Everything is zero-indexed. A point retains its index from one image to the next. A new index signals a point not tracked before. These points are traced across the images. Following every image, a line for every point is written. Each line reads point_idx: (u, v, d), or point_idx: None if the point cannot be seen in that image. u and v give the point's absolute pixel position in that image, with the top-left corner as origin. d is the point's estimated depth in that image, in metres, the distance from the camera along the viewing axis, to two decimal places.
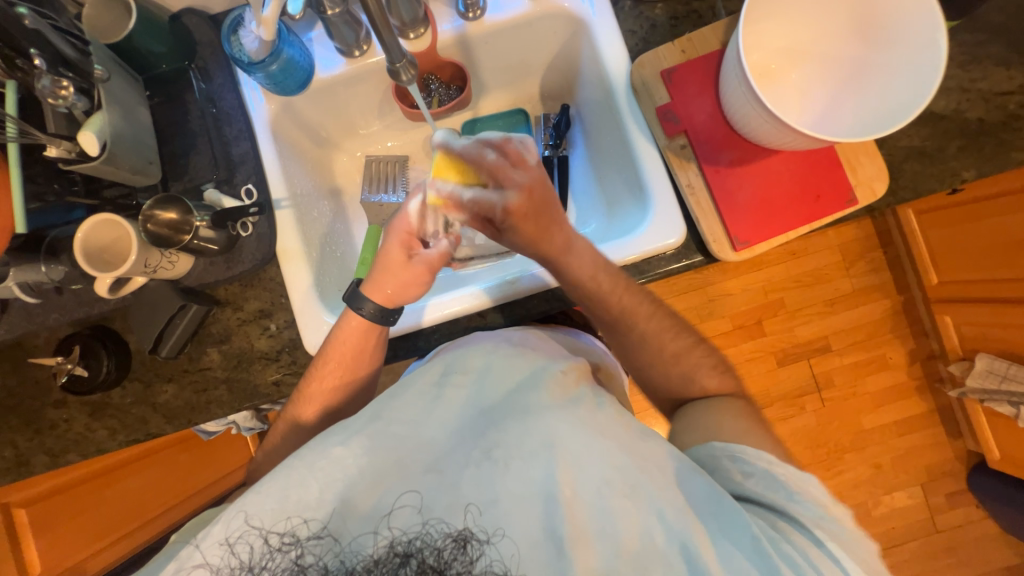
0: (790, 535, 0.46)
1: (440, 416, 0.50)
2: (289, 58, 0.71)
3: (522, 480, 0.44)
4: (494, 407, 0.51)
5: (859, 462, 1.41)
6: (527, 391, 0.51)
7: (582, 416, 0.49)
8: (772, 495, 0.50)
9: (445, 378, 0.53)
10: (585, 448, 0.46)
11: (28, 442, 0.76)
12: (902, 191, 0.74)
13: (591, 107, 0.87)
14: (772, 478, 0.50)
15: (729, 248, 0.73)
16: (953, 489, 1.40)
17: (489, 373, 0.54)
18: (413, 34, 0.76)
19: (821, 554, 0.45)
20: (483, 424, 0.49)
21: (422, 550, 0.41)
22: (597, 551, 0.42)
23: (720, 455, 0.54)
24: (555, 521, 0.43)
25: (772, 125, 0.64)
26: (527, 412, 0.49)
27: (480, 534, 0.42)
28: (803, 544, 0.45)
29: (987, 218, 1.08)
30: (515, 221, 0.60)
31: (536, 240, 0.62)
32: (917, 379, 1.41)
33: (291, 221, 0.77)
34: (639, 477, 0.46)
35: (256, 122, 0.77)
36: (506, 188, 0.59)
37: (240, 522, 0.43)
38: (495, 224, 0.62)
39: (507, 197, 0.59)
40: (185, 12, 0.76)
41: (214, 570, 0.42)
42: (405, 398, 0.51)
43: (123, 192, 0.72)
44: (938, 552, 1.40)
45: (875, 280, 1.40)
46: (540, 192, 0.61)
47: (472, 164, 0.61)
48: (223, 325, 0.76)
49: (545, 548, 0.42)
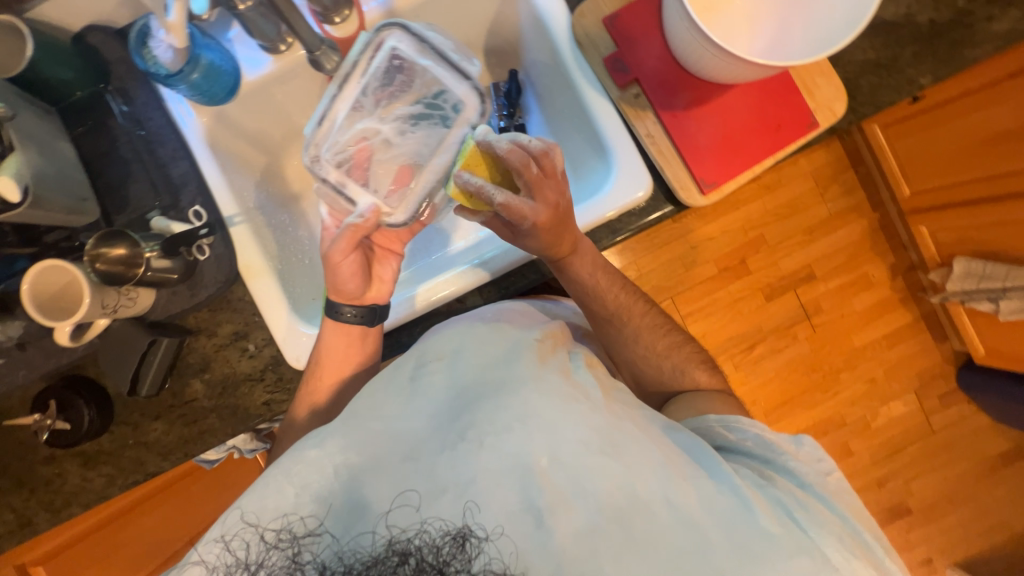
0: (778, 480, 0.53)
1: (418, 404, 0.49)
2: (209, 63, 0.67)
3: (498, 453, 0.44)
4: (469, 386, 0.49)
5: (855, 379, 1.45)
6: (504, 366, 0.51)
7: (555, 384, 0.48)
8: (763, 452, 0.57)
9: (419, 367, 0.52)
10: (559, 414, 0.46)
11: (26, 502, 0.74)
12: (860, 108, 0.73)
13: (538, 69, 0.84)
14: (761, 436, 0.57)
15: (697, 192, 0.72)
16: (945, 390, 1.46)
17: (461, 355, 0.53)
18: (338, 18, 0.69)
19: (804, 492, 0.52)
20: (458, 406, 0.48)
21: (421, 549, 0.40)
22: (577, 511, 0.43)
23: (715, 424, 0.60)
24: (532, 491, 0.43)
25: (719, 58, 0.62)
26: (502, 387, 0.48)
27: (479, 531, 0.41)
28: (788, 487, 0.52)
29: (952, 121, 1.08)
30: (538, 233, 0.59)
31: (549, 248, 0.63)
32: (901, 291, 1.44)
33: (248, 236, 0.72)
34: (616, 433, 0.46)
35: (190, 139, 0.72)
36: (539, 204, 0.57)
37: (235, 519, 0.43)
38: (513, 228, 0.61)
39: (537, 211, 0.57)
40: (88, 29, 0.70)
41: (210, 567, 0.41)
42: (382, 393, 0.51)
43: (64, 234, 0.69)
44: (936, 451, 1.47)
45: (851, 201, 1.41)
46: (564, 213, 0.60)
47: (512, 169, 0.57)
48: (200, 353, 0.74)
49: (525, 519, 0.42)
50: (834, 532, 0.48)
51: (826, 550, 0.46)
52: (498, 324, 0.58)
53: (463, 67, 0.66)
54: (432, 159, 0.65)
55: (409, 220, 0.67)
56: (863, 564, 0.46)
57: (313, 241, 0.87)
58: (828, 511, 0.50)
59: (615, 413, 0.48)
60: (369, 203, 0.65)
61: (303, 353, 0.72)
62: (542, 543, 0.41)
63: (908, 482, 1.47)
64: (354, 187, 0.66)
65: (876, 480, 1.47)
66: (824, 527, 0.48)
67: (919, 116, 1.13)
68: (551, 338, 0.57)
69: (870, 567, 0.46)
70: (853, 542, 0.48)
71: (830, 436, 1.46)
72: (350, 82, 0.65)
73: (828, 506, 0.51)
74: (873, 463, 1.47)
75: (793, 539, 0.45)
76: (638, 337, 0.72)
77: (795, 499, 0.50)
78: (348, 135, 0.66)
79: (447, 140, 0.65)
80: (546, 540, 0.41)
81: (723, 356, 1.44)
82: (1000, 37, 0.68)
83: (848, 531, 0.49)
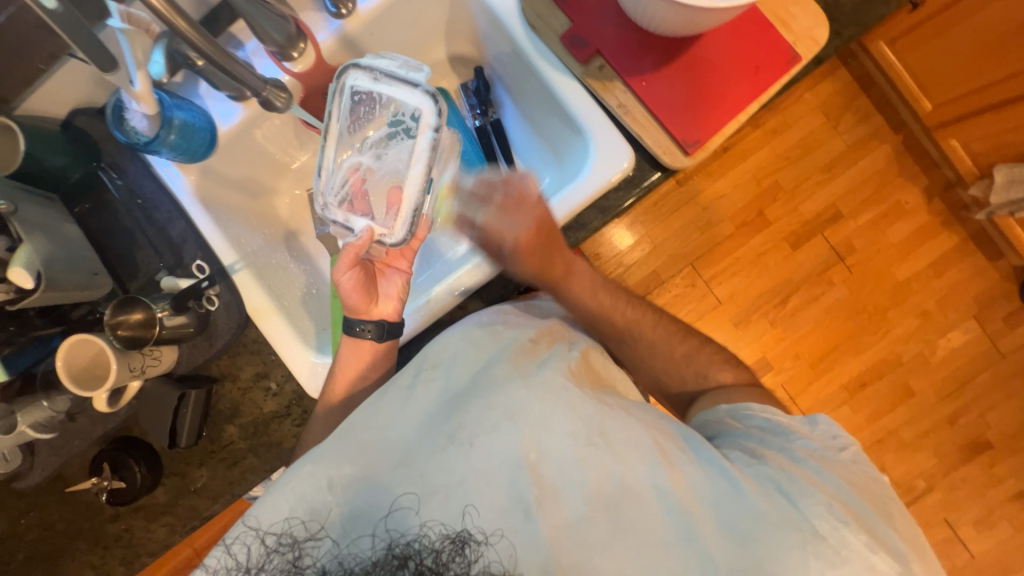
0: (769, 455, 0.50)
1: (412, 414, 0.50)
2: (183, 122, 0.69)
3: (488, 451, 0.45)
4: (460, 392, 0.51)
5: (903, 314, 1.36)
6: (492, 366, 0.52)
7: (544, 379, 0.50)
8: (767, 433, 0.54)
9: (415, 375, 0.53)
10: (546, 409, 0.48)
11: (104, 558, 0.80)
12: (846, 29, 0.68)
13: (502, 61, 0.82)
14: (769, 420, 0.56)
15: (682, 154, 0.69)
16: (1009, 310, 1.34)
17: (454, 361, 0.54)
18: (296, 53, 0.69)
19: (800, 468, 0.49)
20: (449, 409, 0.50)
21: (420, 551, 0.40)
22: (567, 502, 0.44)
23: (725, 416, 0.59)
24: (521, 485, 0.44)
25: (676, 11, 0.59)
26: (490, 387, 0.50)
27: (478, 535, 0.42)
28: (781, 461, 0.50)
29: (962, 22, 1.00)
30: (522, 253, 0.64)
31: (542, 273, 0.65)
32: (941, 213, 1.34)
33: (251, 281, 0.75)
34: (605, 422, 0.48)
35: (181, 197, 0.75)
36: (518, 219, 0.63)
37: (239, 524, 0.45)
38: (500, 253, 0.66)
39: (517, 229, 0.63)
40: (73, 114, 0.74)
41: (212, 570, 0.43)
42: (379, 405, 0.52)
43: (87, 309, 0.74)
44: (1010, 376, 1.36)
45: (866, 129, 1.32)
46: (546, 226, 0.64)
47: (479, 200, 0.67)
48: (229, 399, 0.78)
49: (514, 514, 0.43)
50: (825, 500, 0.45)
51: (815, 523, 0.44)
52: (493, 328, 0.57)
53: (411, 77, 0.65)
54: (409, 172, 0.65)
55: (406, 237, 0.67)
56: (854, 533, 0.44)
57: (314, 273, 0.89)
58: (821, 482, 0.48)
59: (606, 404, 0.50)
60: (365, 226, 0.67)
61: (320, 382, 0.74)
62: (533, 537, 0.42)
63: (984, 415, 1.36)
64: (355, 219, 0.67)
65: (946, 418, 1.37)
66: (814, 497, 0.46)
67: (931, 21, 1.05)
68: (546, 336, 0.58)
69: (864, 534, 0.44)
70: (844, 509, 0.45)
71: (886, 379, 1.38)
72: (330, 124, 0.66)
73: (821, 478, 0.48)
74: (940, 399, 1.37)
75: (778, 512, 0.45)
76: (649, 311, 0.69)
77: (784, 474, 0.48)
78: (340, 174, 0.68)
79: (416, 151, 0.65)
80: (536, 533, 0.42)
81: (756, 314, 1.37)
82: None
83: (837, 496, 0.46)
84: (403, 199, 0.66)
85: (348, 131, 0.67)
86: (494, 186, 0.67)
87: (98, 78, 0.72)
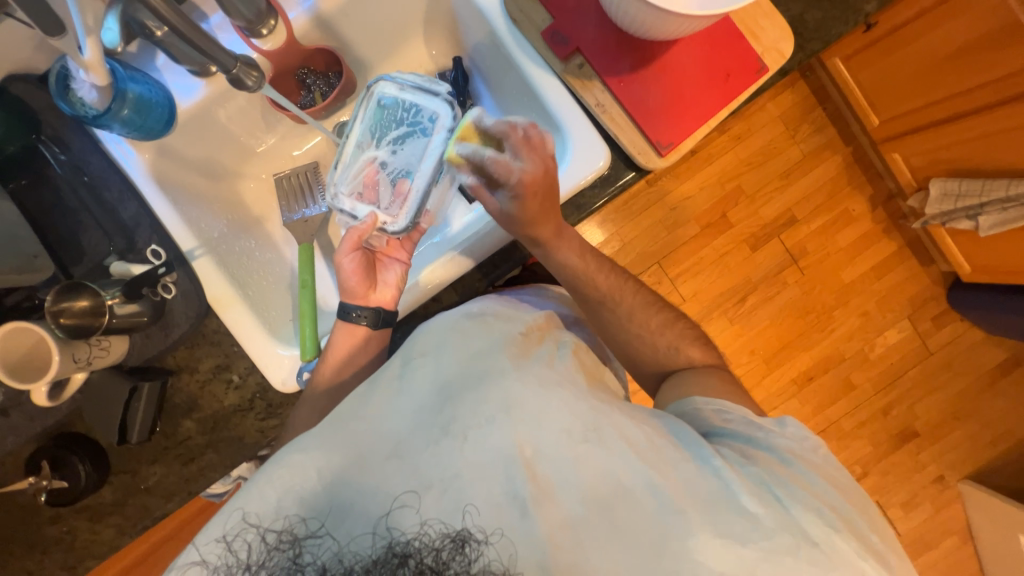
0: (757, 457, 0.54)
1: (403, 408, 0.50)
2: (138, 96, 0.65)
3: (483, 448, 0.46)
4: (452, 382, 0.51)
5: (848, 315, 1.47)
6: (485, 359, 0.53)
7: (537, 374, 0.51)
8: (750, 432, 0.57)
9: (406, 367, 0.53)
10: (540, 405, 0.48)
11: (40, 564, 0.75)
12: (809, 44, 0.72)
13: (481, 52, 0.81)
14: (747, 416, 0.58)
15: (656, 154, 0.71)
16: (937, 311, 1.47)
17: (445, 353, 0.54)
18: (266, 30, 0.65)
19: (789, 471, 0.53)
20: (442, 401, 0.50)
21: (419, 550, 0.41)
22: (562, 500, 0.45)
23: (703, 407, 0.60)
24: (516, 482, 0.45)
25: (655, 16, 0.60)
26: (484, 381, 0.50)
27: (478, 534, 0.43)
28: (768, 462, 0.53)
29: (909, 45, 1.07)
30: (521, 198, 0.59)
31: (537, 222, 0.62)
32: (883, 221, 1.45)
33: (212, 267, 0.72)
34: (600, 422, 0.49)
35: (135, 178, 0.71)
36: (526, 160, 0.58)
37: (237, 519, 0.44)
38: (495, 192, 0.61)
39: (524, 165, 0.58)
40: (9, 80, 0.67)
41: (211, 567, 0.42)
42: (368, 397, 0.52)
43: (23, 295, 0.67)
44: (936, 371, 1.49)
45: (822, 140, 1.40)
46: (547, 181, 0.60)
47: (500, 134, 0.61)
48: (185, 393, 0.74)
49: (511, 511, 0.44)
50: (815, 507, 0.49)
51: (802, 523, 0.48)
52: (482, 318, 0.58)
53: (431, 87, 0.71)
54: (420, 166, 0.70)
55: (410, 225, 0.70)
56: (843, 538, 0.47)
57: (282, 263, 0.86)
58: (803, 482, 0.52)
59: (598, 401, 0.51)
60: (369, 213, 0.70)
61: (287, 375, 0.71)
62: (529, 534, 0.43)
63: (913, 406, 1.49)
64: (360, 207, 0.71)
65: (881, 409, 1.49)
66: (802, 502, 0.49)
67: (880, 42, 1.12)
68: (536, 330, 0.60)
69: (852, 540, 0.48)
70: (830, 512, 0.49)
71: (831, 374, 1.48)
72: (353, 126, 0.73)
73: (808, 480, 0.52)
74: (876, 393, 1.49)
75: (773, 516, 0.47)
76: (622, 305, 0.71)
77: (773, 475, 0.51)
78: (355, 167, 0.72)
79: (429, 146, 0.70)
80: (532, 530, 0.43)
81: (717, 312, 1.44)
82: None
83: (827, 504, 0.50)
84: (410, 189, 0.70)
85: (366, 130, 0.73)
86: (516, 123, 0.60)
87: (40, 42, 0.66)
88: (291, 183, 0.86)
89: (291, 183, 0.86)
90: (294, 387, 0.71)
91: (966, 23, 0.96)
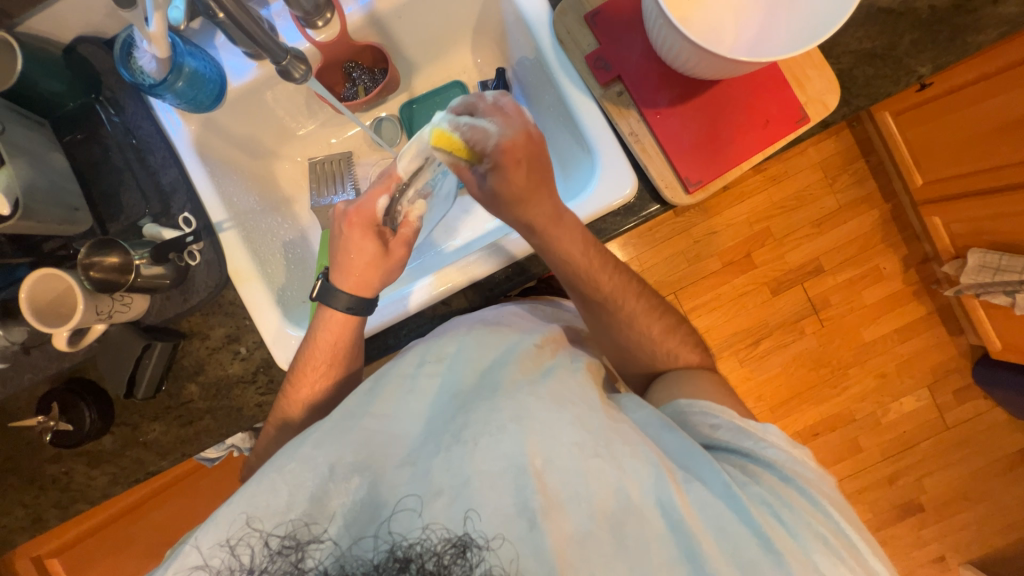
0: (761, 475, 0.52)
1: (414, 408, 0.54)
2: (193, 71, 0.68)
3: (494, 454, 0.47)
4: (464, 392, 0.54)
5: (864, 374, 1.42)
6: (496, 370, 0.55)
7: (549, 388, 0.52)
8: (742, 444, 0.55)
9: (420, 367, 0.57)
10: (553, 418, 0.49)
11: (36, 499, 0.78)
12: (856, 99, 0.70)
13: (525, 68, 0.82)
14: (735, 422, 0.56)
15: (682, 191, 0.70)
16: (960, 385, 1.41)
17: (459, 359, 0.57)
18: (321, 21, 0.70)
19: (801, 498, 0.50)
20: (454, 409, 0.52)
21: (421, 555, 0.43)
22: (571, 515, 0.46)
23: (687, 411, 0.59)
24: (527, 493, 0.45)
25: (699, 56, 0.60)
26: (496, 390, 0.52)
27: (479, 539, 0.44)
28: (772, 482, 0.51)
29: (967, 107, 1.03)
30: (507, 154, 0.58)
31: (529, 193, 0.60)
32: (914, 284, 1.39)
33: (237, 242, 0.74)
34: (611, 438, 0.49)
35: (179, 145, 0.73)
36: (501, 124, 0.59)
37: (241, 523, 0.45)
38: (481, 154, 0.59)
39: (503, 131, 0.58)
40: (78, 41, 0.72)
41: (213, 571, 0.43)
42: (380, 393, 0.55)
43: (60, 243, 0.71)
44: (951, 446, 1.42)
45: (862, 192, 1.36)
46: (524, 144, 0.59)
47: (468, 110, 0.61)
48: (194, 357, 0.76)
49: (519, 522, 0.44)
50: (820, 531, 0.48)
51: (814, 558, 0.46)
52: (497, 328, 0.61)
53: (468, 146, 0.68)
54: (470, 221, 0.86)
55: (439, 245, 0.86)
56: (849, 568, 0.46)
57: (302, 244, 0.89)
58: (805, 503, 0.50)
59: (611, 417, 0.51)
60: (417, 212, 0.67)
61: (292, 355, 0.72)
62: (537, 546, 0.44)
63: (921, 479, 1.43)
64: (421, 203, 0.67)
65: (886, 477, 1.43)
66: (809, 529, 0.48)
67: (934, 101, 1.09)
68: (550, 343, 0.61)
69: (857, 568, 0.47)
70: (837, 542, 0.48)
71: (838, 432, 1.43)
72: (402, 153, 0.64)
73: (814, 504, 0.50)
74: (882, 459, 1.43)
75: (779, 539, 0.46)
76: (633, 330, 0.68)
77: (777, 496, 0.50)
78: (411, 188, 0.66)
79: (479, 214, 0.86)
80: (542, 543, 0.44)
81: (728, 352, 1.41)
82: (1006, 21, 0.66)
83: (831, 528, 0.49)
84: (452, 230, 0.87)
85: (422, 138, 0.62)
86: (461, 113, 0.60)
87: (111, 10, 0.71)
88: (324, 169, 0.90)
89: (324, 168, 0.91)
90: None
91: (1021, 94, 0.94)
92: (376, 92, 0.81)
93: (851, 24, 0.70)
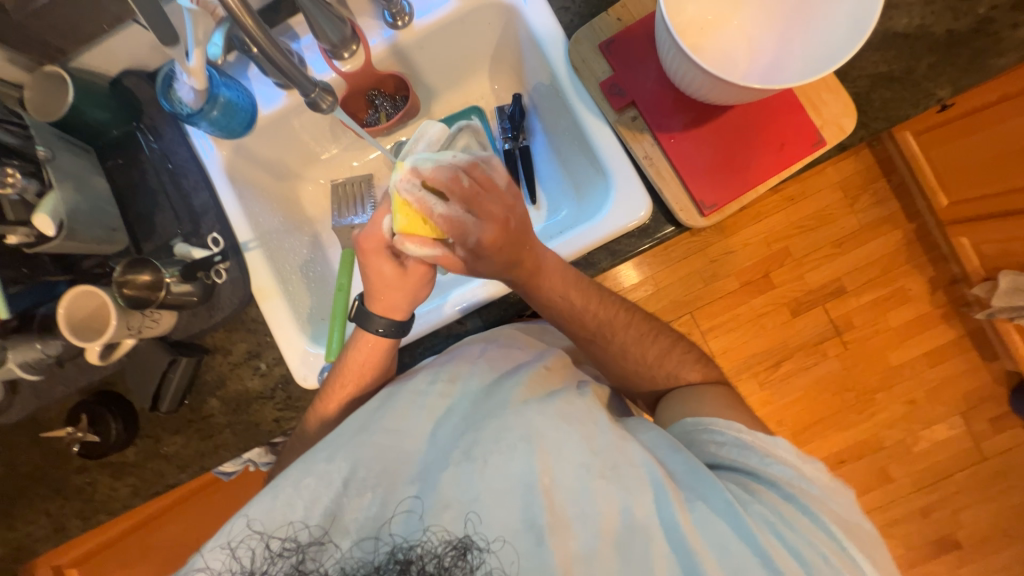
0: (763, 493, 0.50)
1: (424, 423, 0.54)
2: (227, 100, 0.72)
3: (502, 472, 0.47)
4: (474, 411, 0.54)
5: (890, 401, 1.37)
6: (506, 388, 0.55)
7: (558, 408, 0.52)
8: (745, 461, 0.53)
9: (431, 384, 0.56)
10: (561, 436, 0.50)
11: (61, 509, 0.80)
12: (873, 122, 0.70)
13: (540, 94, 0.85)
14: (739, 437, 0.54)
15: (698, 213, 0.71)
16: (995, 413, 1.35)
17: (471, 378, 0.57)
18: (347, 53, 0.74)
19: (806, 520, 0.48)
20: (465, 426, 0.53)
21: (422, 556, 0.45)
22: (577, 533, 0.46)
23: (693, 429, 0.57)
24: (534, 509, 0.46)
25: (711, 83, 0.61)
26: (506, 408, 0.52)
27: (480, 542, 0.46)
28: (774, 500, 0.49)
29: (997, 125, 1.03)
30: (490, 253, 0.56)
31: (509, 268, 0.60)
32: (942, 306, 1.35)
33: (261, 261, 0.77)
34: (617, 457, 0.49)
35: (211, 170, 0.78)
36: (481, 219, 0.54)
37: (241, 526, 0.46)
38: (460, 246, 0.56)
39: (481, 225, 0.54)
40: (124, 74, 0.78)
41: (214, 572, 0.45)
42: (389, 407, 0.54)
43: (98, 262, 0.75)
44: (989, 479, 1.35)
45: (885, 212, 1.31)
46: (507, 236, 0.56)
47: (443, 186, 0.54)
48: (216, 371, 0.78)
49: (526, 536, 0.45)
50: (822, 551, 0.46)
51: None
52: (509, 349, 0.61)
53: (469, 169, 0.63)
54: None
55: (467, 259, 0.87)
56: None
57: (323, 262, 0.92)
58: (811, 526, 0.48)
59: (619, 435, 0.51)
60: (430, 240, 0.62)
61: (309, 372, 0.74)
62: (542, 562, 0.44)
63: (957, 513, 1.35)
64: None
65: (919, 509, 1.36)
66: (808, 547, 0.46)
67: (959, 121, 1.09)
68: (558, 368, 0.60)
69: None
70: (839, 563, 0.46)
71: (865, 460, 1.37)
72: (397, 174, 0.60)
73: (819, 524, 0.48)
74: (914, 491, 1.36)
75: (779, 560, 0.45)
76: (649, 354, 0.67)
77: (779, 515, 0.48)
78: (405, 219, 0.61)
79: None
80: (546, 558, 0.45)
81: (745, 373, 1.39)
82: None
83: (835, 548, 0.47)
84: None
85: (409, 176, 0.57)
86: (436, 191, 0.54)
87: (156, 46, 0.76)
88: (346, 190, 0.93)
89: (345, 190, 0.93)
90: (314, 383, 0.74)
91: None
92: (397, 119, 0.84)
93: (866, 49, 0.70)
